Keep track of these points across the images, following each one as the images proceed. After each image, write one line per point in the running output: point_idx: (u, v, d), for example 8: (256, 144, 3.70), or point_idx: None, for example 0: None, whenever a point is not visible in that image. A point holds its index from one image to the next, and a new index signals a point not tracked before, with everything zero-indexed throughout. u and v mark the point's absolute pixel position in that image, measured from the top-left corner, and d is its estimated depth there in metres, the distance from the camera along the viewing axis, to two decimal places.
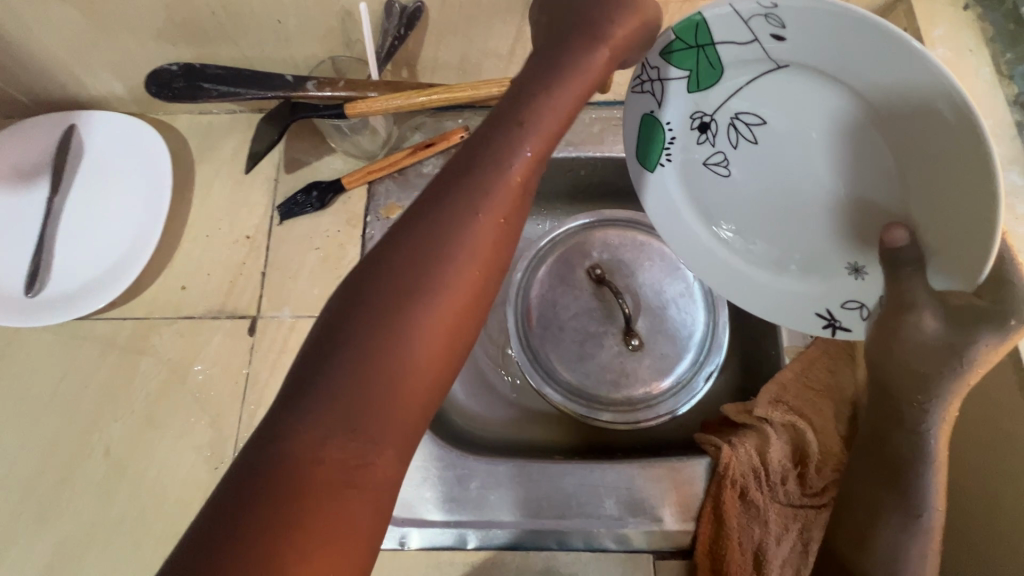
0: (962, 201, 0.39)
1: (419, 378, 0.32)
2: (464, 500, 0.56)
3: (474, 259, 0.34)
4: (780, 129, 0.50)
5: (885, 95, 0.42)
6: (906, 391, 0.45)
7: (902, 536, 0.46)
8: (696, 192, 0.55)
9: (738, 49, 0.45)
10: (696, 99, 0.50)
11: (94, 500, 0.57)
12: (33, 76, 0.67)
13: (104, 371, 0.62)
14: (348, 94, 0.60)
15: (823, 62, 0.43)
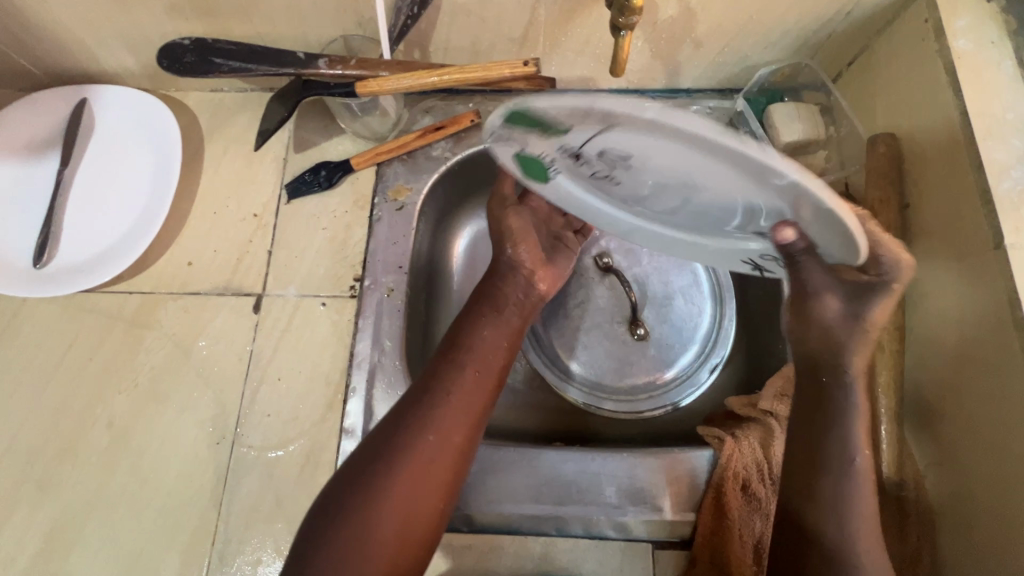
0: (830, 224, 0.34)
1: (411, 498, 0.46)
2: (463, 484, 0.55)
3: (453, 420, 0.49)
4: (646, 172, 0.36)
5: (744, 177, 0.32)
6: (827, 358, 0.46)
7: (834, 475, 0.44)
8: (563, 200, 0.49)
9: (568, 118, 0.33)
10: (540, 147, 0.40)
11: (96, 471, 0.57)
12: (47, 48, 0.67)
13: (108, 344, 0.62)
14: (359, 73, 0.59)
15: (664, 142, 0.31)
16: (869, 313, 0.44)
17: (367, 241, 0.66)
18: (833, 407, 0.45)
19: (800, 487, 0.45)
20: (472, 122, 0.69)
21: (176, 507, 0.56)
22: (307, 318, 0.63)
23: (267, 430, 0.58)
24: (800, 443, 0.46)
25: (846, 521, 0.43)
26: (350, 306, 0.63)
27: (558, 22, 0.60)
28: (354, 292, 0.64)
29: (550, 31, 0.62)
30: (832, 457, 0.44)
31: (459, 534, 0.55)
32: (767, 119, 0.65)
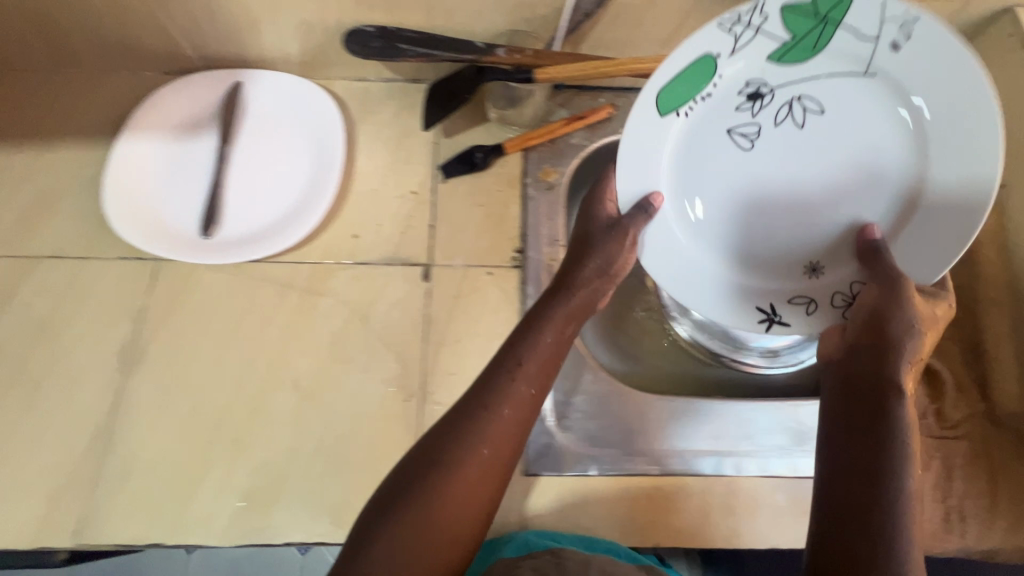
0: (945, 233, 0.53)
1: (462, 509, 0.45)
2: (644, 433, 0.61)
3: (500, 433, 0.47)
4: (779, 145, 0.58)
5: (932, 183, 0.54)
6: (887, 346, 0.49)
7: (897, 455, 0.44)
8: (710, 157, 0.59)
9: (852, 41, 0.51)
10: (768, 69, 0.55)
11: (287, 430, 0.59)
12: (216, 34, 0.70)
13: (285, 310, 0.64)
14: (535, 63, 0.65)
15: (905, 83, 0.52)
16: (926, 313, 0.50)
17: (523, 218, 0.71)
18: (888, 399, 0.47)
19: (854, 473, 0.44)
20: (608, 114, 0.76)
21: (373, 461, 0.58)
22: (476, 286, 0.67)
23: (453, 387, 0.61)
24: (866, 427, 0.46)
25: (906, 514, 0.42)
26: (515, 276, 0.68)
27: (705, 26, 0.69)
28: (516, 262, 0.69)
29: (695, 33, 0.70)
30: (893, 437, 0.45)
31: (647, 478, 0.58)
32: None
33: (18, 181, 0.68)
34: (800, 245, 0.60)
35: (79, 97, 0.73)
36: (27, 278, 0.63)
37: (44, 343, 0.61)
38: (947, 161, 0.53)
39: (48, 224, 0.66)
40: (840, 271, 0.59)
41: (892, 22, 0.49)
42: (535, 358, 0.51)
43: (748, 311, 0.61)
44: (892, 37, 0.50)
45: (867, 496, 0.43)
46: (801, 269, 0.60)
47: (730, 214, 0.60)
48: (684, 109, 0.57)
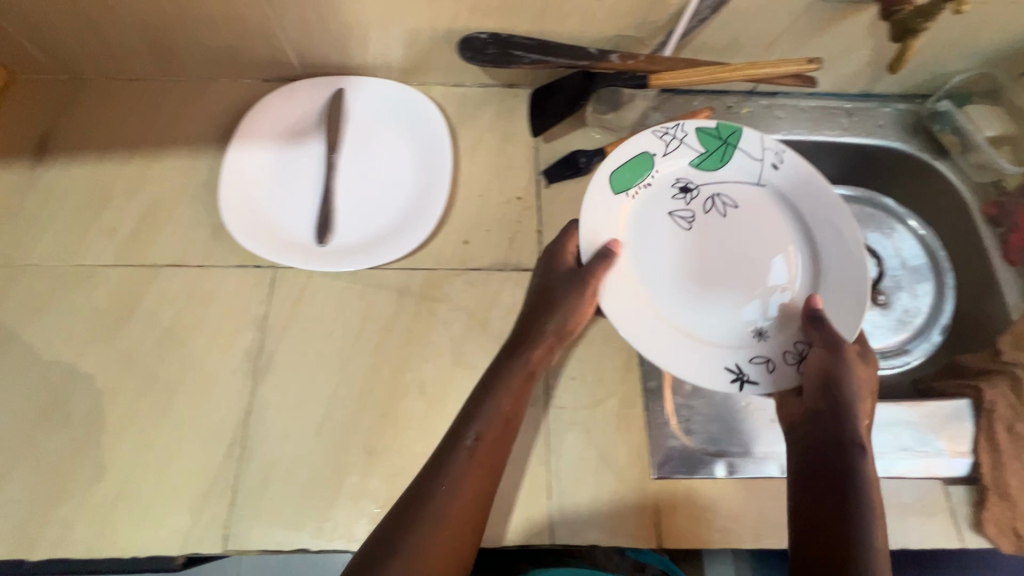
0: (846, 304, 0.58)
1: (447, 549, 0.46)
2: (764, 436, 0.63)
3: (478, 478, 0.50)
4: (733, 229, 0.64)
5: (830, 264, 0.61)
6: (829, 409, 0.53)
7: (868, 504, 0.47)
8: (665, 239, 0.64)
9: (746, 158, 0.65)
10: (694, 170, 0.65)
11: (418, 436, 0.59)
12: (324, 41, 0.70)
13: (404, 317, 0.65)
14: (649, 68, 0.66)
15: (790, 191, 0.64)
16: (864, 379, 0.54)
17: None
18: (843, 466, 0.50)
19: (833, 528, 0.47)
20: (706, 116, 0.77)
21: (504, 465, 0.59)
22: None
23: (576, 392, 0.62)
24: (830, 484, 0.49)
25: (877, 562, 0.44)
26: None
27: (812, 29, 0.69)
28: None
29: (800, 37, 0.70)
30: (848, 494, 0.48)
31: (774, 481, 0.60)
32: (962, 117, 0.76)
33: (133, 191, 0.69)
34: (726, 309, 0.62)
35: (182, 107, 0.74)
36: (151, 286, 0.64)
37: (173, 352, 0.61)
38: (832, 244, 0.62)
39: (165, 233, 0.67)
40: (784, 335, 0.60)
41: (769, 150, 0.64)
42: (494, 414, 0.53)
43: (718, 371, 0.58)
44: (773, 162, 0.64)
45: (832, 543, 0.46)
46: (748, 330, 0.61)
47: (676, 301, 0.62)
48: (633, 191, 0.63)
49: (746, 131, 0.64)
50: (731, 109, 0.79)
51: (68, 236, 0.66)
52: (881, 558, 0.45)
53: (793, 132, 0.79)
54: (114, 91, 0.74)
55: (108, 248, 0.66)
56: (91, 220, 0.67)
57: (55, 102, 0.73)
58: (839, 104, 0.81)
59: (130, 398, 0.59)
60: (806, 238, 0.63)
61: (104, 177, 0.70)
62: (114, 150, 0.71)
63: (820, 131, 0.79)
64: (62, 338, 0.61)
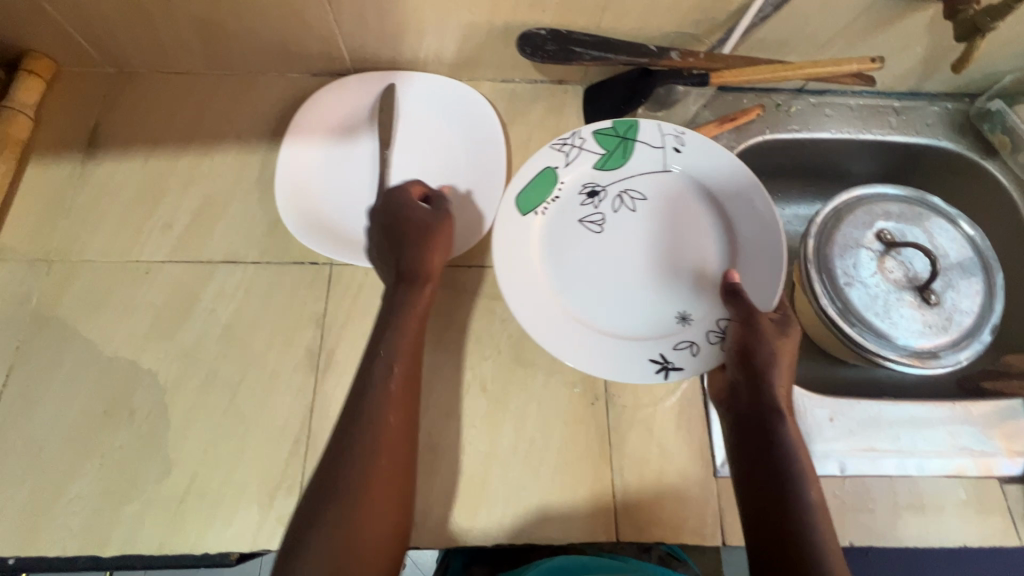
0: (760, 272, 0.62)
1: (381, 498, 0.49)
2: (826, 433, 0.62)
3: (396, 426, 0.51)
4: (654, 223, 0.67)
5: (743, 230, 0.65)
6: (760, 378, 0.55)
7: (792, 465, 0.52)
8: (574, 244, 0.66)
9: (648, 149, 0.68)
10: (597, 173, 0.68)
11: (481, 432, 0.60)
12: (378, 35, 0.69)
13: (462, 315, 0.65)
14: (709, 66, 0.65)
15: (692, 175, 0.67)
16: (781, 341, 0.56)
17: None
18: (772, 430, 0.54)
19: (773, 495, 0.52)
20: (757, 114, 0.77)
21: (568, 462, 0.60)
22: None
23: (636, 389, 0.63)
24: (763, 452, 0.54)
25: (809, 522, 0.50)
26: None
27: (870, 27, 0.68)
28: None
29: (857, 35, 0.69)
30: (780, 461, 0.53)
31: (834, 480, 0.60)
32: (1011, 119, 0.77)
33: (186, 186, 0.69)
34: (654, 303, 0.63)
35: (233, 101, 0.73)
36: (209, 283, 0.64)
37: (233, 349, 0.61)
38: (745, 220, 0.65)
39: (220, 229, 0.67)
40: (709, 313, 0.62)
41: (669, 135, 0.67)
42: (396, 346, 0.55)
43: (645, 364, 0.60)
44: (674, 146, 0.67)
45: (772, 502, 0.51)
46: (673, 317, 0.62)
47: (605, 302, 0.63)
48: (541, 208, 0.66)
49: (642, 124, 0.67)
50: (780, 107, 0.79)
51: (122, 232, 0.66)
52: (818, 509, 0.51)
53: (839, 130, 0.79)
54: (162, 84, 0.74)
55: (163, 244, 0.65)
56: (145, 215, 0.67)
57: (104, 95, 0.72)
58: (887, 102, 0.80)
59: (193, 395, 0.59)
60: (726, 224, 0.65)
61: (156, 172, 0.69)
62: (163, 144, 0.70)
63: (868, 130, 0.79)
64: (123, 335, 0.61)
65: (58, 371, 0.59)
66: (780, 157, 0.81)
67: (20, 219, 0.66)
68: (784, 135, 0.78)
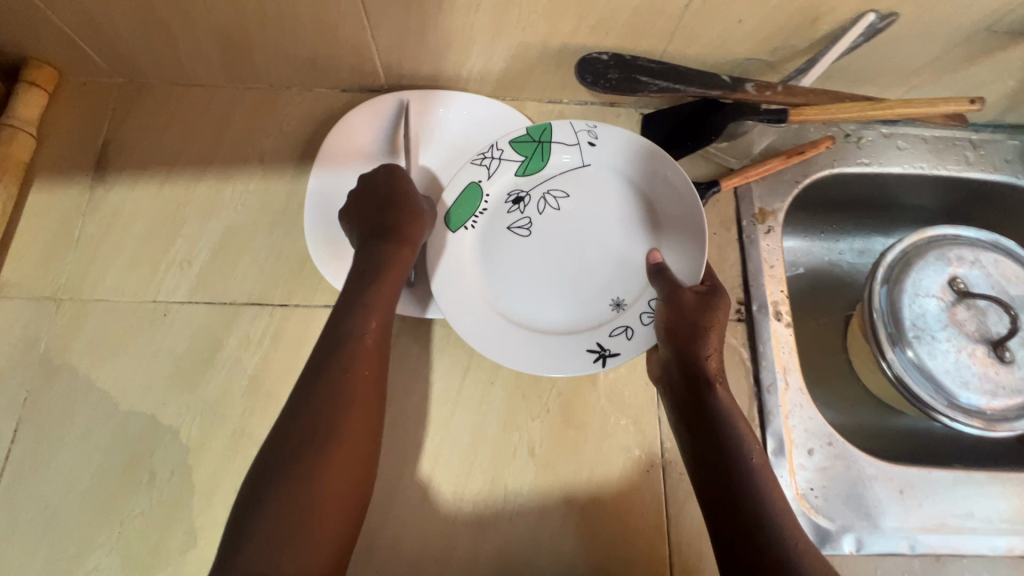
0: (684, 241, 0.60)
1: (335, 466, 0.42)
2: (897, 506, 0.58)
3: (362, 382, 0.46)
4: (576, 211, 0.63)
5: (664, 202, 0.61)
6: (695, 358, 0.53)
7: (732, 442, 0.49)
8: (503, 252, 0.62)
9: (565, 147, 0.63)
10: (519, 180, 0.63)
11: (529, 500, 0.57)
12: (418, 53, 0.62)
13: (508, 369, 0.60)
14: (787, 101, 0.60)
15: (612, 161, 0.63)
16: (712, 307, 0.54)
17: (742, 263, 0.66)
18: (710, 411, 0.51)
19: (718, 478, 0.48)
20: (826, 146, 0.70)
21: (622, 533, 0.56)
22: None
23: None
24: (706, 433, 0.51)
25: (760, 490, 0.46)
26: (742, 331, 0.64)
27: (965, 60, 0.61)
28: (741, 316, 0.64)
29: (948, 67, 0.63)
30: (721, 437, 0.50)
31: (902, 559, 0.57)
32: None
33: (205, 216, 0.63)
34: (585, 293, 0.61)
35: (253, 118, 0.67)
36: (233, 328, 0.59)
37: (261, 403, 0.56)
38: (668, 191, 0.61)
39: (244, 267, 0.61)
40: (640, 297, 0.60)
41: (581, 130, 0.63)
42: (374, 304, 0.51)
43: (581, 355, 0.58)
44: (587, 139, 0.63)
45: (721, 483, 0.47)
46: (607, 304, 0.60)
47: (537, 304, 0.61)
48: (471, 222, 0.63)
49: (556, 125, 0.63)
50: (849, 138, 0.73)
51: (136, 268, 0.60)
52: (765, 477, 0.47)
53: (911, 165, 0.73)
54: (176, 97, 0.67)
55: (182, 283, 0.60)
56: (161, 249, 0.61)
57: (114, 110, 0.66)
58: (964, 134, 0.74)
59: (218, 454, 0.54)
60: (650, 206, 0.62)
61: (172, 199, 0.63)
62: (179, 167, 0.64)
63: (943, 165, 0.73)
64: (141, 386, 0.56)
65: (72, 425, 0.54)
66: (844, 191, 0.76)
67: (24, 252, 0.60)
68: (853, 169, 0.72)
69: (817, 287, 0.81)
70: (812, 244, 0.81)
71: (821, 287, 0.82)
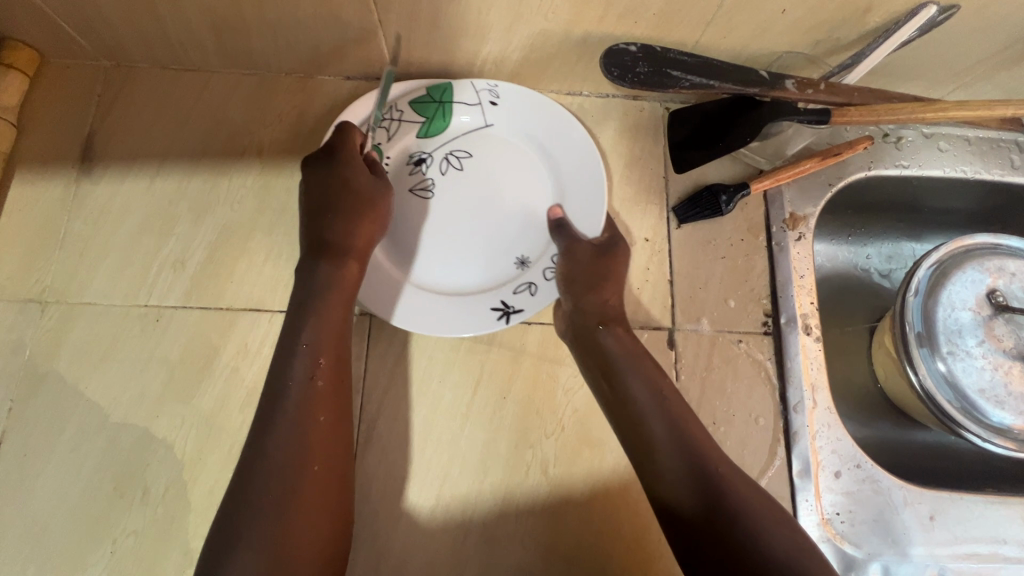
0: (585, 191, 0.59)
1: (304, 523, 0.41)
2: (928, 531, 0.56)
3: (320, 434, 0.44)
4: (478, 170, 0.60)
5: (565, 154, 0.60)
6: (586, 313, 0.55)
7: (643, 403, 0.50)
8: (404, 217, 0.59)
9: (465, 107, 0.60)
10: (420, 140, 0.61)
11: (542, 522, 0.54)
12: (428, 39, 0.57)
13: (521, 383, 0.57)
14: (830, 100, 0.55)
15: (515, 120, 0.61)
16: (607, 255, 0.57)
17: (770, 272, 0.62)
18: (614, 367, 0.52)
19: (643, 450, 0.49)
20: (864, 147, 0.65)
21: (638, 556, 0.54)
22: (727, 357, 0.59)
23: None
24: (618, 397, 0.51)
25: (694, 454, 0.47)
26: (768, 344, 0.60)
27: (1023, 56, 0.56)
28: (768, 328, 0.61)
29: (1003, 64, 0.58)
30: (632, 400, 0.51)
31: None
32: None
33: (199, 213, 0.58)
34: (490, 251, 0.59)
35: (249, 105, 0.62)
36: (230, 335, 0.55)
37: None
38: (566, 144, 0.60)
39: (241, 269, 0.57)
40: (543, 253, 0.59)
41: (482, 89, 0.60)
42: (321, 341, 0.47)
43: (485, 314, 0.56)
44: (489, 98, 0.60)
45: (649, 454, 0.48)
46: (511, 263, 0.59)
47: (440, 268, 0.58)
48: None
49: (456, 84, 0.60)
50: (887, 138, 0.69)
51: (126, 268, 0.56)
52: (694, 437, 0.48)
53: (953, 168, 0.69)
54: (167, 83, 0.62)
55: (175, 286, 0.56)
56: (153, 248, 0.57)
57: (100, 95, 0.61)
58: (1010, 136, 0.70)
59: (214, 468, 0.51)
60: (551, 161, 0.61)
61: (163, 195, 0.59)
62: (170, 160, 0.60)
63: (985, 168, 0.69)
64: (133, 397, 0.53)
65: (60, 438, 0.51)
66: (877, 194, 0.71)
67: (6, 251, 0.56)
68: (890, 171, 0.68)
69: (842, 293, 0.77)
70: (838, 248, 0.77)
71: (846, 293, 0.77)
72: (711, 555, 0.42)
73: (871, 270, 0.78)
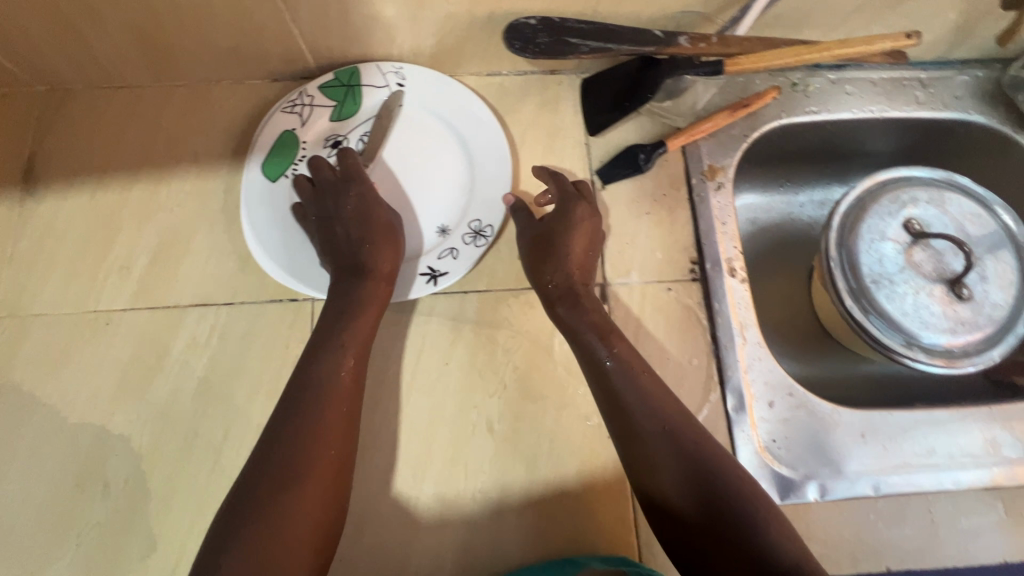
0: (494, 160, 0.63)
1: (319, 481, 0.45)
2: (862, 449, 0.58)
3: (342, 404, 0.49)
4: (397, 150, 0.65)
5: (474, 127, 0.64)
6: (555, 291, 0.58)
7: (627, 390, 0.52)
8: None
9: (374, 91, 0.65)
10: (335, 124, 0.64)
11: (492, 478, 0.56)
12: (342, 35, 0.60)
13: (462, 349, 0.60)
14: (722, 51, 0.60)
15: (422, 100, 0.65)
16: (572, 234, 0.58)
17: (693, 222, 0.65)
18: (596, 359, 0.54)
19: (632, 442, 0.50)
20: (773, 97, 0.69)
21: (587, 501, 0.56)
22: (658, 305, 0.62)
23: None
24: (604, 391, 0.53)
25: (688, 447, 0.48)
26: (697, 290, 0.63)
27: None
28: (695, 275, 0.63)
29: (883, 5, 0.61)
30: (617, 389, 0.52)
31: (868, 500, 0.57)
32: None
33: (141, 220, 0.61)
34: (414, 223, 0.63)
35: (182, 115, 0.65)
36: (178, 331, 0.58)
37: (213, 404, 0.55)
38: (473, 117, 0.64)
39: (185, 268, 0.60)
40: (462, 219, 0.62)
41: (389, 73, 0.64)
42: (354, 340, 0.52)
43: (413, 279, 0.60)
44: (396, 82, 0.65)
45: (644, 449, 0.49)
46: (432, 232, 0.62)
47: None
48: (291, 171, 0.62)
49: (362, 67, 0.64)
50: (796, 87, 0.72)
51: (76, 278, 0.59)
52: (685, 428, 0.50)
53: (861, 109, 0.72)
54: (101, 102, 0.65)
55: (122, 291, 0.59)
56: (99, 258, 0.60)
57: (38, 120, 0.64)
58: (912, 74, 0.73)
59: (172, 458, 0.54)
60: (461, 135, 0.65)
61: (106, 207, 0.61)
62: (110, 173, 0.62)
63: (892, 106, 0.72)
64: (89, 398, 0.55)
65: (20, 443, 0.54)
66: (796, 143, 0.74)
67: None
68: (802, 118, 0.71)
69: (778, 242, 0.81)
70: (772, 199, 0.81)
71: (780, 242, 0.81)
72: (694, 545, 0.46)
73: (805, 218, 0.81)
